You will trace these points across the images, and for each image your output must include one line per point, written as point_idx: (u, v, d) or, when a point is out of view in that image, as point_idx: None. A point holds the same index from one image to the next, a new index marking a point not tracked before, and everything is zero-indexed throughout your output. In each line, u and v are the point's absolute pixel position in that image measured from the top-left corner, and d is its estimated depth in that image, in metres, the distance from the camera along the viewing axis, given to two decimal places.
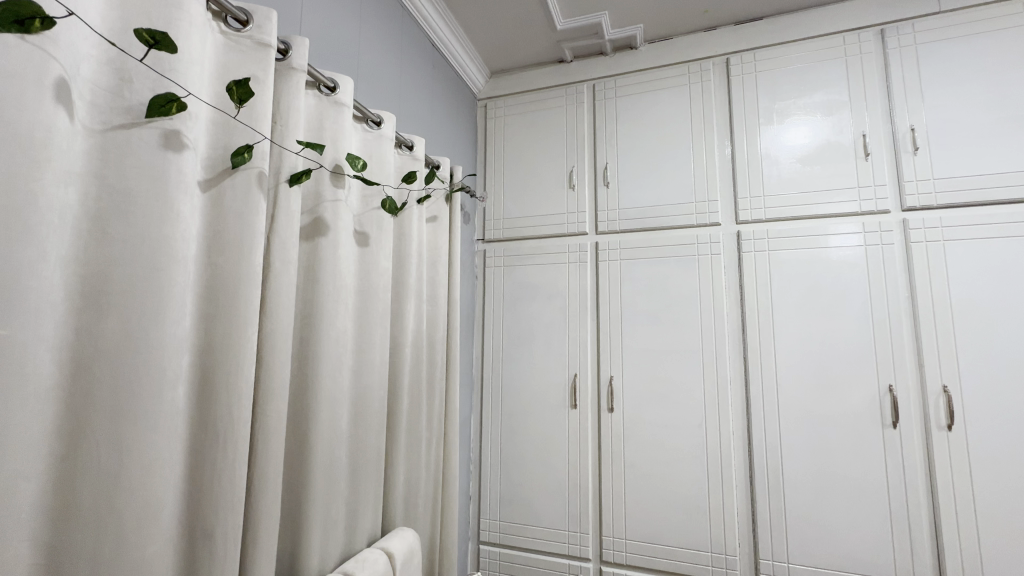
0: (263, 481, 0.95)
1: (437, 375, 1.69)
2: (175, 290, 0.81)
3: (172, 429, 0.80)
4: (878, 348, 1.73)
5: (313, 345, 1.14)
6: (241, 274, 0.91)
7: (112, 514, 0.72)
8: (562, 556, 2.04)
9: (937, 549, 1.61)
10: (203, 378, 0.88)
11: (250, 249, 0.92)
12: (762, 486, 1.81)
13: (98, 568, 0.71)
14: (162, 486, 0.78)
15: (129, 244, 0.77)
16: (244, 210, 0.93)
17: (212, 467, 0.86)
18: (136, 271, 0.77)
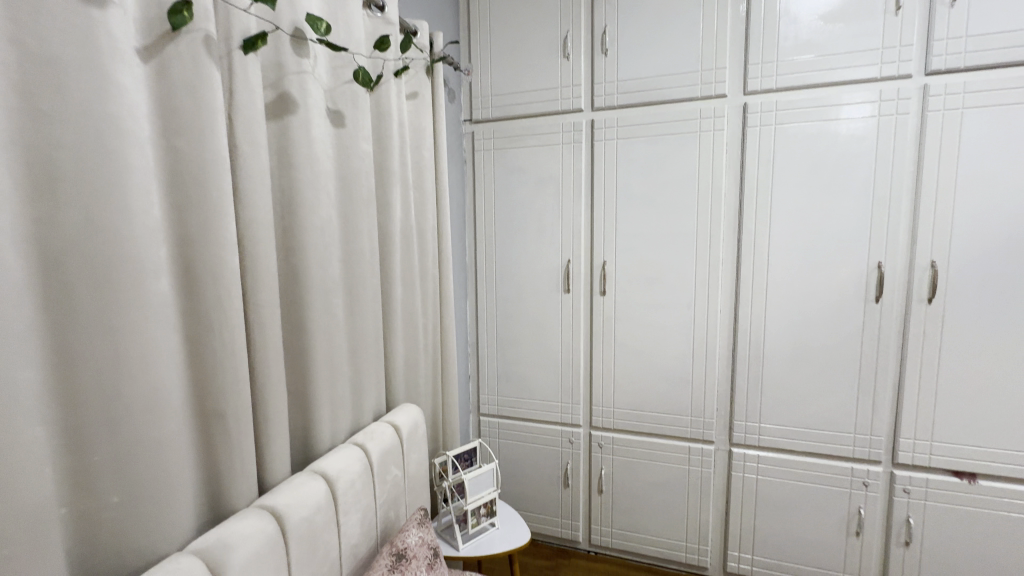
0: (266, 367, 0.99)
1: (429, 263, 1.68)
2: (135, 176, 0.75)
3: (162, 321, 0.80)
4: (874, 226, 1.71)
5: (297, 235, 1.10)
6: (205, 159, 0.84)
7: (120, 400, 0.74)
8: (556, 423, 2.24)
9: (896, 406, 1.78)
10: (186, 271, 0.85)
11: (211, 130, 0.85)
12: (743, 358, 1.92)
13: (119, 447, 0.75)
14: (163, 373, 0.80)
15: (72, 124, 0.69)
16: (195, 83, 0.83)
17: (212, 355, 0.88)
18: (87, 155, 0.70)
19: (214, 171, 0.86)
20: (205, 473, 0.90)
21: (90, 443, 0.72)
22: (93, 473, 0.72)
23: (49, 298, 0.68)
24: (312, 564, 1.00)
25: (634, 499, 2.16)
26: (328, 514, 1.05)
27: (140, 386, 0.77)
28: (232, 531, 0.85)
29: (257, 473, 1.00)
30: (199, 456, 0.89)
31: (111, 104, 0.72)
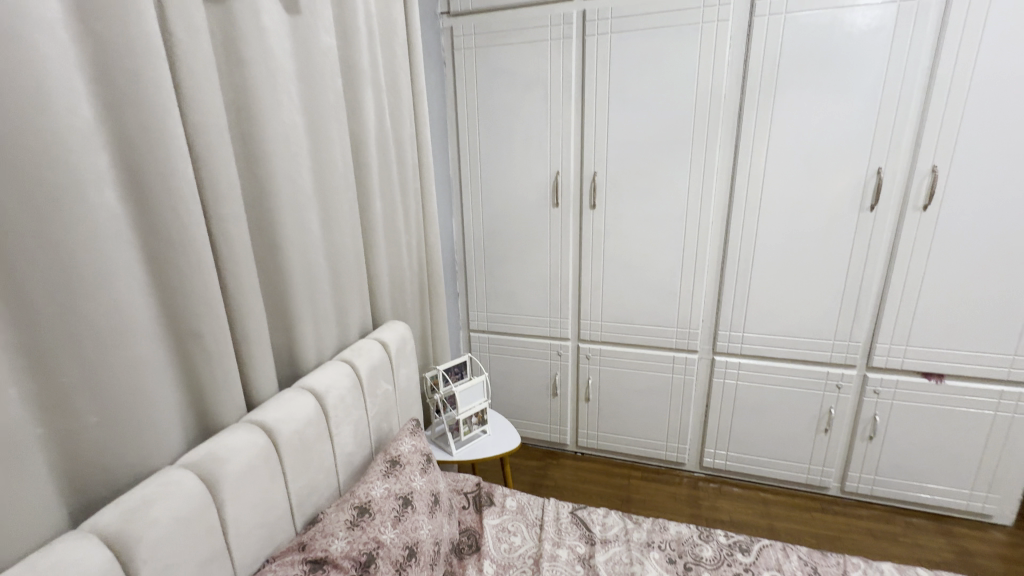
0: (238, 285, 0.94)
1: (408, 176, 1.58)
2: (51, 69, 0.65)
3: (111, 237, 0.73)
4: (879, 129, 1.62)
5: (257, 143, 1.00)
6: (135, 50, 0.73)
7: (80, 322, 0.70)
8: (544, 337, 2.27)
9: (877, 314, 1.81)
10: (136, 183, 0.77)
11: (137, 15, 0.73)
12: (732, 270, 1.92)
13: (89, 370, 0.72)
14: (123, 293, 0.75)
15: None
16: None
17: (177, 275, 0.83)
18: None
19: (147, 62, 0.74)
20: (187, 392, 0.89)
21: (58, 368, 0.68)
22: (65, 395, 0.69)
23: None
24: (308, 472, 1.03)
25: (619, 405, 2.27)
26: (320, 427, 1.07)
27: (97, 307, 0.72)
28: (222, 445, 0.86)
29: (243, 391, 1.00)
30: (179, 376, 0.87)
31: None
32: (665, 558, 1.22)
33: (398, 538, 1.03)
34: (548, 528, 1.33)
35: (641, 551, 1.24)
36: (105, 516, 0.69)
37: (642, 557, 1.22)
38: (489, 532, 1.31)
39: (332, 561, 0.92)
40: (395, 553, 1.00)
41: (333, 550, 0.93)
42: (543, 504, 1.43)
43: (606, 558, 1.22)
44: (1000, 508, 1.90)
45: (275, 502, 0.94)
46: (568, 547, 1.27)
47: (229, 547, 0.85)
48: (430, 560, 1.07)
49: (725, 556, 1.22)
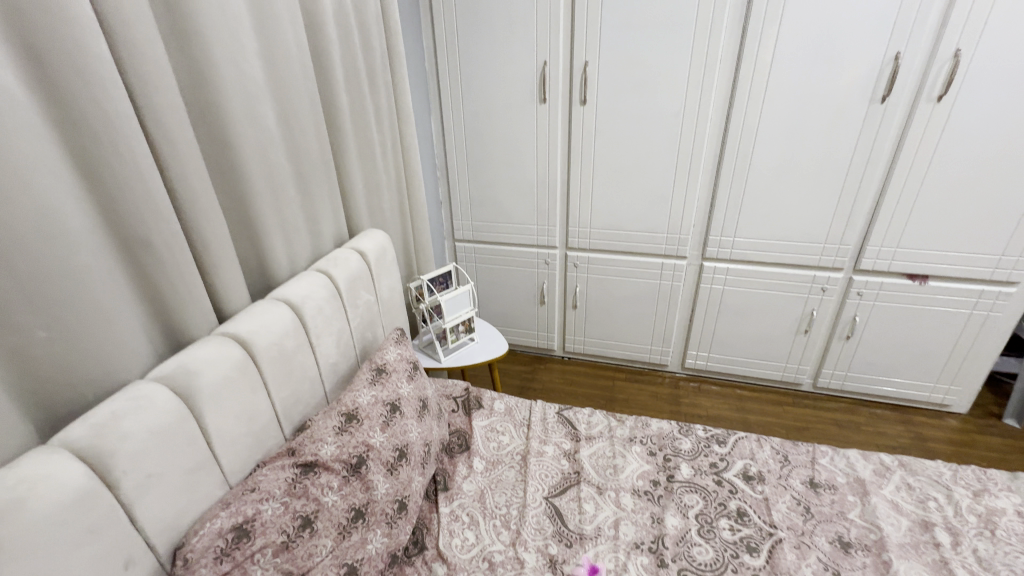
0: (188, 189, 0.85)
1: (377, 65, 1.40)
2: None
3: (22, 131, 0.62)
4: (905, 6, 1.44)
5: (189, 19, 0.84)
6: None
7: (5, 230, 0.62)
8: (532, 246, 2.22)
9: (872, 215, 1.77)
10: (40, 65, 0.64)
11: None
12: (727, 171, 1.82)
13: (28, 284, 0.65)
14: (52, 197, 0.66)
15: None
16: None
17: (114, 177, 0.73)
18: None
19: None
20: (148, 305, 0.84)
21: None
22: (6, 311, 0.63)
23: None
24: (291, 382, 1.02)
25: (606, 312, 2.29)
26: (299, 338, 1.04)
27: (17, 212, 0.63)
28: (194, 358, 0.82)
29: (212, 304, 0.95)
30: (135, 289, 0.81)
31: None
32: (646, 451, 1.28)
33: (387, 442, 1.06)
34: (536, 427, 1.38)
35: (624, 446, 1.30)
36: (75, 431, 0.66)
37: (624, 450, 1.28)
38: (479, 432, 1.36)
39: (322, 464, 0.95)
40: (385, 455, 1.04)
41: (323, 455, 0.96)
42: (530, 406, 1.47)
43: (590, 452, 1.28)
44: (958, 398, 2.03)
45: (259, 412, 0.94)
46: (554, 444, 1.32)
47: (215, 455, 0.85)
48: (420, 458, 1.12)
49: (703, 448, 1.29)
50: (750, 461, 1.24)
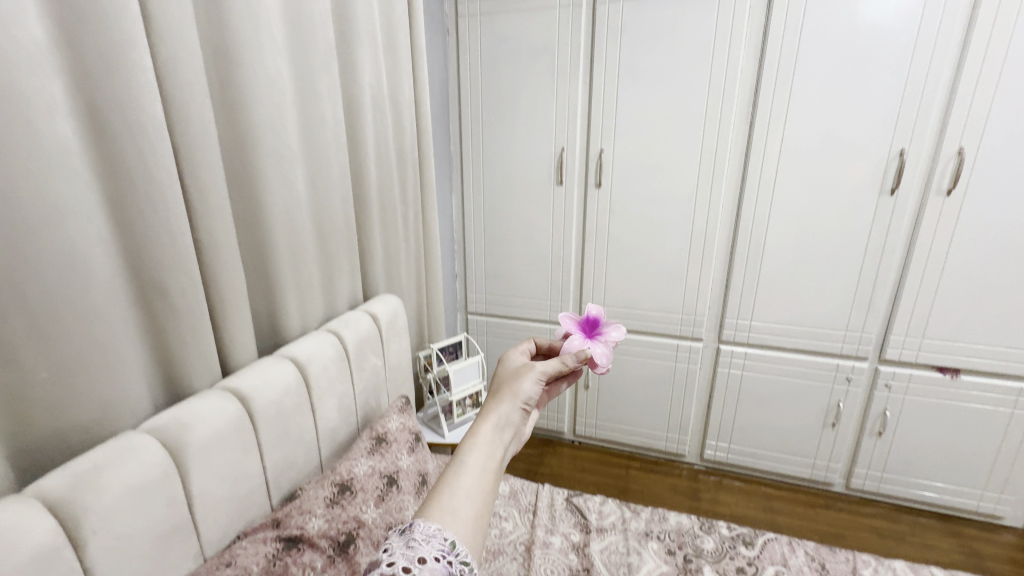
0: (221, 257, 0.88)
1: (406, 148, 1.53)
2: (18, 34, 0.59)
3: (81, 212, 0.67)
4: (902, 108, 1.52)
5: (243, 112, 0.92)
6: None
7: (41, 292, 0.64)
8: (545, 323, 2.19)
9: (892, 309, 1.72)
10: (103, 142, 0.70)
11: None
12: (742, 254, 1.82)
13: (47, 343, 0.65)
14: (95, 263, 0.69)
15: None
16: None
17: (148, 242, 0.76)
18: None
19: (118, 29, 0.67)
20: (158, 362, 0.83)
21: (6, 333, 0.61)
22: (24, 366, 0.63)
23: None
24: (284, 447, 0.96)
25: (620, 393, 2.19)
26: (300, 400, 1.00)
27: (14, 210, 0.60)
28: (191, 411, 0.79)
29: (219, 357, 0.93)
30: (150, 345, 0.81)
31: None
32: (663, 549, 1.16)
33: (383, 520, 0.97)
34: (542, 514, 1.26)
35: (639, 542, 1.18)
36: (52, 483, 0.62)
37: (640, 547, 1.16)
38: None
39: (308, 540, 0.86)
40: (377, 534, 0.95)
41: (309, 529, 0.87)
42: (537, 490, 1.36)
43: (601, 547, 1.16)
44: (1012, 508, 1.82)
45: (248, 475, 0.88)
46: (562, 535, 1.19)
47: (194, 520, 0.78)
48: None
49: (728, 549, 1.16)
50: (783, 568, 1.10)
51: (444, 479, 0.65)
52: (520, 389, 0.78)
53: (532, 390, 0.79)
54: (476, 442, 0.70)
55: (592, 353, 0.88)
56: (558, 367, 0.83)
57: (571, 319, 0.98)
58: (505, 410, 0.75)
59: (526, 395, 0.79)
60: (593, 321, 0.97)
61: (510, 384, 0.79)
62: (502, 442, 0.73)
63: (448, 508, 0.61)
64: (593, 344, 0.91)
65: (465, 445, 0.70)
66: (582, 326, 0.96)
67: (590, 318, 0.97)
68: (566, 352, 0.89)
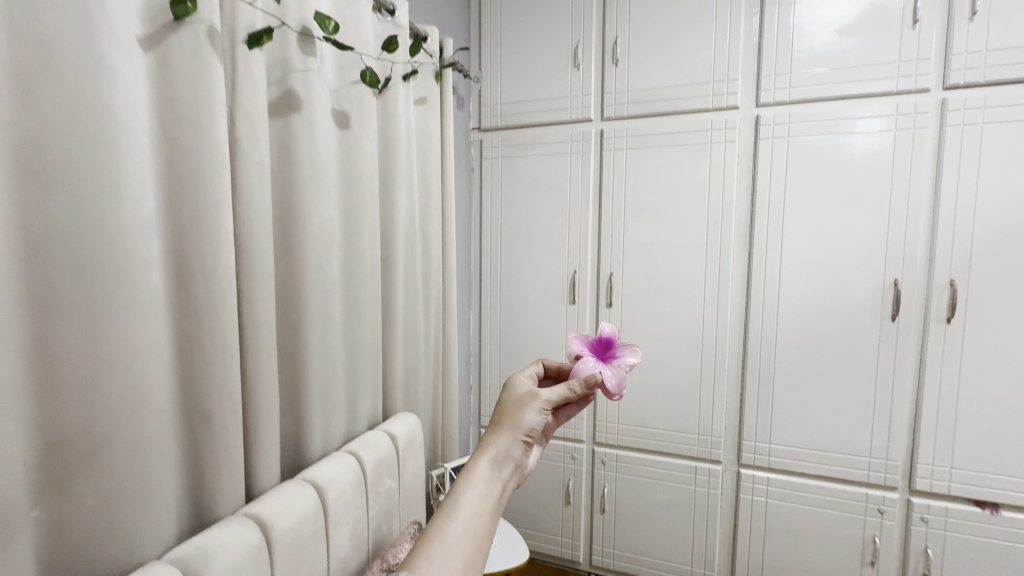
0: (262, 382, 0.96)
1: (432, 272, 1.67)
2: (137, 209, 0.74)
3: (154, 348, 0.77)
4: (889, 243, 1.65)
5: (298, 252, 1.06)
6: (205, 167, 0.82)
7: (106, 420, 0.71)
8: (559, 439, 2.17)
9: (914, 435, 1.68)
10: (182, 286, 0.82)
11: (214, 148, 0.83)
12: (753, 375, 1.84)
13: (99, 470, 0.71)
14: (156, 393, 0.77)
15: (63, 136, 0.65)
16: (199, 100, 0.81)
17: (202, 371, 0.84)
18: (71, 163, 0.66)
19: (213, 197, 0.83)
20: (190, 486, 0.86)
21: (66, 460, 0.68)
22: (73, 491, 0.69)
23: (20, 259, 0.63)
24: None
25: (638, 519, 2.07)
26: (316, 526, 1.00)
27: (101, 353, 0.70)
28: (214, 540, 0.81)
29: (245, 480, 0.96)
30: (186, 468, 0.85)
31: (103, 120, 0.69)
32: None
33: None
34: None
35: None
36: None
37: None
38: None
39: None
40: None
41: None
42: None
43: None
44: None
45: None
46: None
47: None
48: None
49: None
50: None
51: (441, 513, 0.67)
52: (521, 421, 0.75)
53: (533, 421, 0.76)
54: (475, 475, 0.71)
55: (607, 379, 0.79)
56: (565, 394, 0.78)
57: (581, 340, 0.88)
58: (506, 439, 0.74)
59: (527, 427, 0.76)
60: (606, 338, 0.87)
61: (511, 415, 0.76)
62: (502, 472, 0.73)
63: (440, 547, 0.63)
64: (607, 368, 0.82)
65: (464, 478, 0.70)
66: (595, 346, 0.87)
67: (602, 338, 0.87)
68: (577, 375, 0.80)
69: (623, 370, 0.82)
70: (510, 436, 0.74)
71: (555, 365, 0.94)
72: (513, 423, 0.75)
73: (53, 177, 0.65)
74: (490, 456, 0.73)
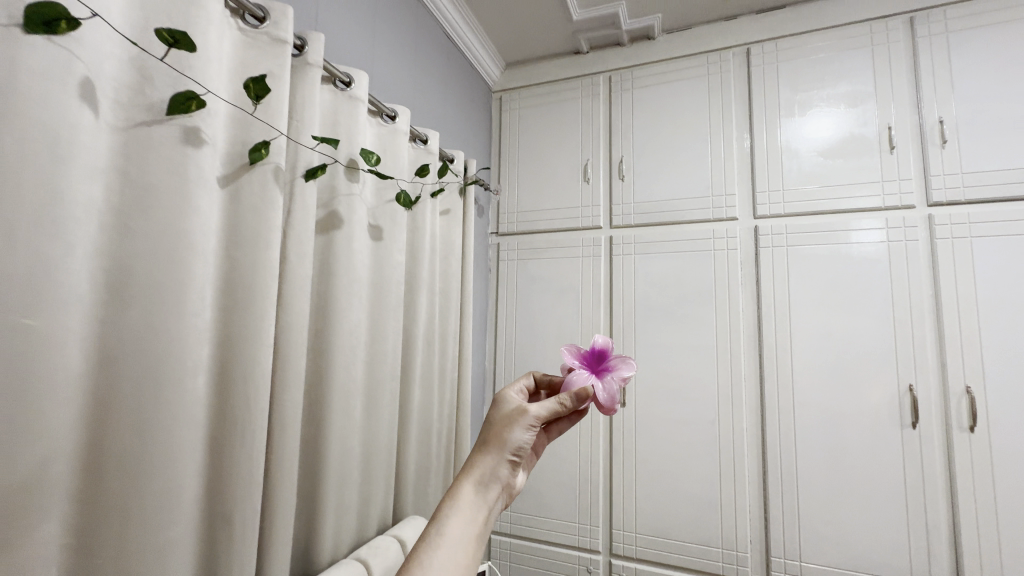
0: (283, 483, 0.98)
1: (448, 370, 1.72)
2: (200, 320, 0.83)
3: (192, 449, 0.82)
4: (899, 348, 1.67)
5: (328, 354, 1.14)
6: (258, 281, 0.92)
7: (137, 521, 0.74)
8: (573, 549, 2.04)
9: (956, 557, 1.55)
10: (224, 388, 0.89)
11: (268, 265, 0.93)
12: (776, 483, 1.77)
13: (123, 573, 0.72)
14: (187, 493, 0.81)
15: (149, 259, 0.77)
16: (260, 225, 0.94)
17: (230, 471, 0.88)
18: (151, 282, 0.77)
19: (260, 307, 0.92)
20: None
21: (95, 561, 0.70)
22: None
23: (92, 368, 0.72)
24: None
25: None
26: None
27: (146, 456, 0.75)
28: None
29: None
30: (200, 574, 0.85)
31: (184, 245, 0.81)
32: None
33: None
34: None
35: None
36: None
37: None
38: None
39: None
40: None
41: None
42: None
43: None
44: None
45: None
46: None
47: None
48: None
49: None
50: None
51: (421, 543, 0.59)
52: (509, 438, 0.68)
53: (523, 437, 0.69)
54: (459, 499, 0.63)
55: (600, 393, 0.75)
56: (555, 408, 0.72)
57: (573, 352, 0.83)
58: (492, 457, 0.67)
59: (516, 444, 0.69)
60: (600, 350, 0.82)
61: (498, 432, 0.69)
62: (489, 491, 0.66)
63: None
64: (601, 381, 0.78)
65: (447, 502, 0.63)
66: (588, 355, 0.82)
67: (595, 350, 0.82)
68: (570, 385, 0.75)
69: (617, 384, 0.78)
70: (498, 453, 0.67)
71: (546, 377, 0.89)
72: (500, 438, 0.68)
73: (135, 294, 0.75)
74: (476, 476, 0.66)
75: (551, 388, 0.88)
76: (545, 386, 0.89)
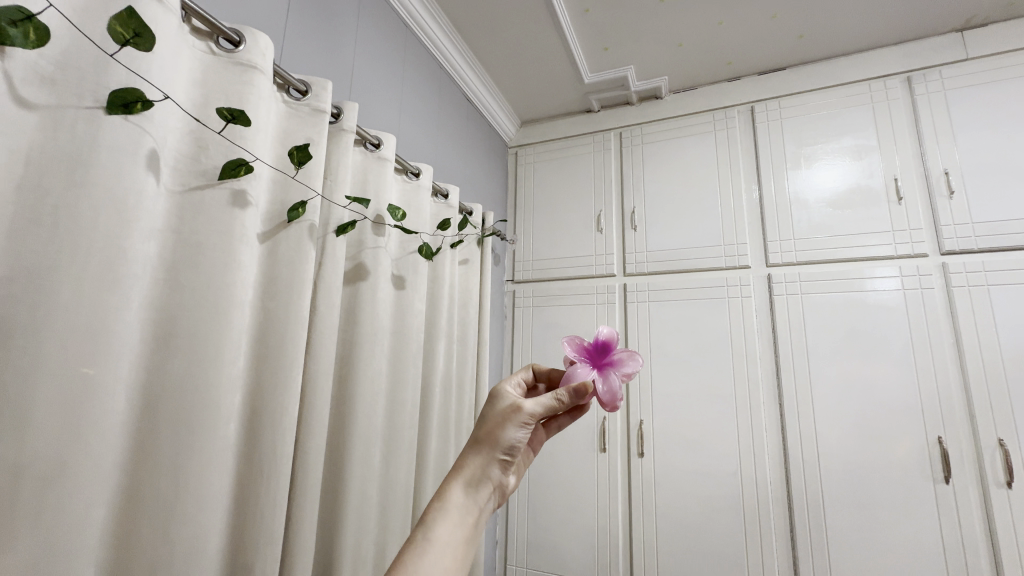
0: (303, 532, 0.99)
1: (465, 417, 1.73)
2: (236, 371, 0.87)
3: (220, 495, 0.84)
4: (924, 398, 1.64)
5: (350, 401, 1.17)
6: (289, 333, 0.97)
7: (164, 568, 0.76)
8: None
9: None
10: (252, 435, 0.92)
11: (299, 318, 0.98)
12: (805, 541, 1.69)
13: None
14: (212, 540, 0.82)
15: (194, 312, 0.82)
16: (293, 279, 0.99)
17: (252, 519, 0.89)
18: (194, 334, 0.82)
19: (290, 360, 0.96)
20: None
21: None
22: None
23: (134, 412, 0.76)
24: None
25: None
26: None
27: (178, 500, 0.77)
28: None
29: None
30: None
31: (228, 299, 0.86)
32: None
33: None
34: None
35: None
36: None
37: None
38: None
39: None
40: None
41: None
42: None
43: None
44: None
45: None
46: None
47: None
48: None
49: None
50: None
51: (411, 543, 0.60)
52: (502, 438, 0.69)
53: (515, 437, 0.70)
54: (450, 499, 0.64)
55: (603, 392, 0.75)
56: (550, 405, 0.71)
57: (575, 345, 0.82)
58: (485, 457, 0.68)
59: (509, 444, 0.70)
60: (603, 344, 0.82)
61: (491, 431, 0.69)
62: (480, 491, 0.67)
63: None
64: (604, 378, 0.78)
65: (439, 500, 0.64)
66: (591, 349, 0.82)
67: (598, 344, 0.82)
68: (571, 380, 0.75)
69: (619, 381, 0.78)
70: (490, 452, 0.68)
71: (545, 370, 0.88)
72: (493, 438, 0.69)
73: (179, 345, 0.80)
74: (469, 475, 0.67)
75: (549, 380, 0.87)
76: (543, 379, 0.88)
